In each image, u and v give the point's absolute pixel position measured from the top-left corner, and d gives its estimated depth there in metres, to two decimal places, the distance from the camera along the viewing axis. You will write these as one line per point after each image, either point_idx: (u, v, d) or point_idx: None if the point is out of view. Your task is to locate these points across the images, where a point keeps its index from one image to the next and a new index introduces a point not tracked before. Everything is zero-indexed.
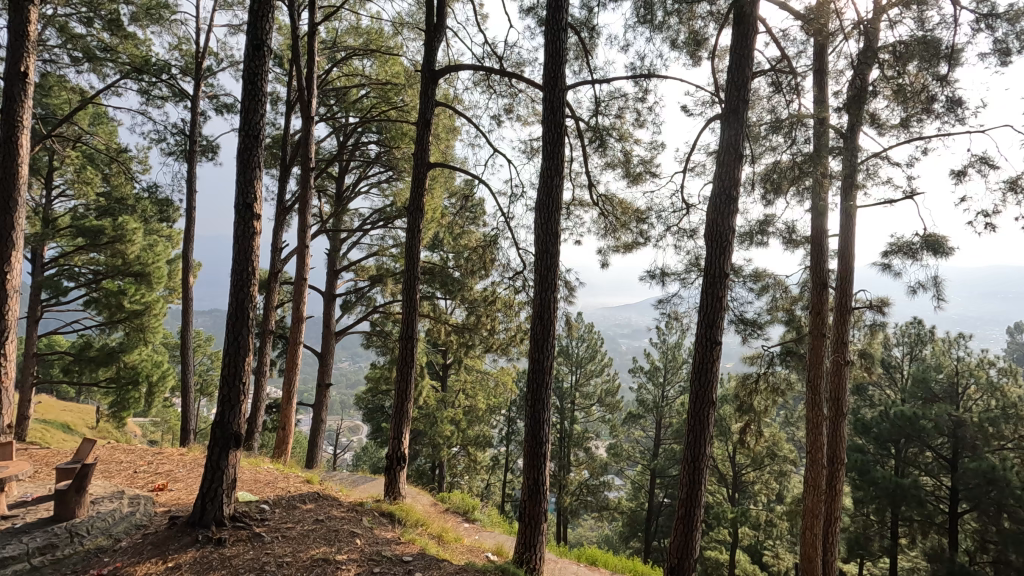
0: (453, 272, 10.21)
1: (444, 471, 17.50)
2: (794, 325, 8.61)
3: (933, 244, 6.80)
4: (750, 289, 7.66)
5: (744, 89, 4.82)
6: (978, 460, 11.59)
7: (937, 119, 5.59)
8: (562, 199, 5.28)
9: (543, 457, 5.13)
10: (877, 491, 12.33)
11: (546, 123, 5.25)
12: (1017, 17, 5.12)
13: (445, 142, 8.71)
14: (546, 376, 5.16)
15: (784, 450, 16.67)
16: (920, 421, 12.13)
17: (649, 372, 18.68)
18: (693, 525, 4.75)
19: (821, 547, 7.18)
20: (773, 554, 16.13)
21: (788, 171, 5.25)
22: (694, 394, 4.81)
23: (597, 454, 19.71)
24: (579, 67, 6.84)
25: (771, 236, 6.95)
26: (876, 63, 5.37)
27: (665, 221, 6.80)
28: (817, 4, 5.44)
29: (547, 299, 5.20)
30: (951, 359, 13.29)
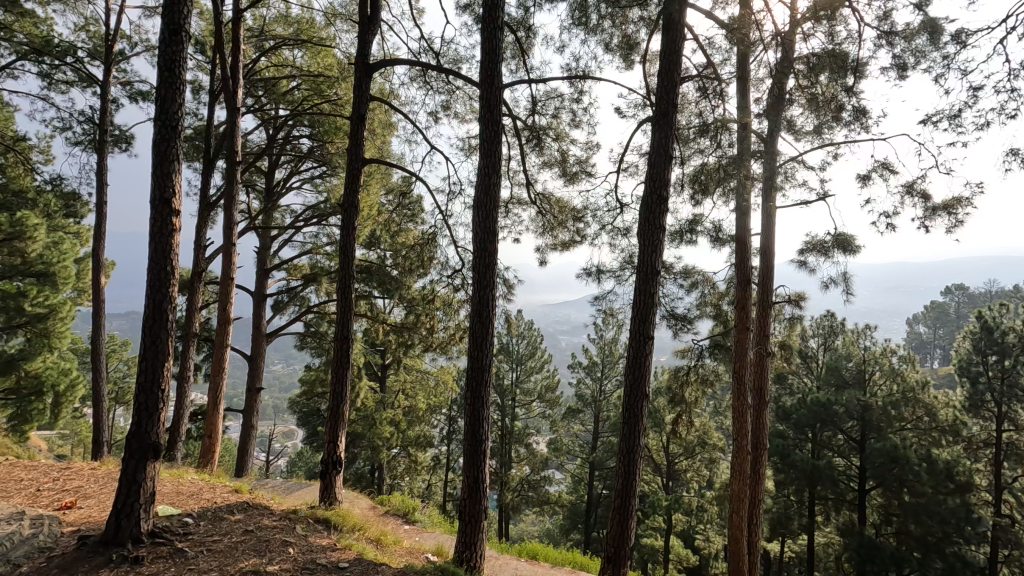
0: (391, 271, 10.02)
1: (383, 473, 17.20)
2: (721, 320, 9.06)
3: (843, 242, 7.35)
4: (681, 285, 7.99)
5: (673, 93, 5.01)
6: (883, 441, 12.69)
7: (845, 127, 6.04)
8: (500, 198, 5.30)
9: (482, 455, 5.13)
10: (796, 473, 13.25)
11: (483, 122, 5.25)
12: (912, 35, 5.60)
13: (382, 138, 8.55)
14: (484, 374, 5.17)
15: (713, 438, 17.55)
16: (833, 407, 13.20)
17: (587, 367, 19.13)
18: (629, 516, 4.90)
19: (746, 529, 7.62)
20: (704, 537, 16.92)
21: (714, 172, 5.51)
22: (629, 388, 4.96)
23: (537, 449, 20.00)
24: (516, 66, 6.89)
25: (700, 235, 7.27)
26: (792, 73, 5.73)
27: (600, 220, 6.98)
28: (739, 14, 5.74)
29: (486, 297, 5.20)
30: (859, 348, 14.42)
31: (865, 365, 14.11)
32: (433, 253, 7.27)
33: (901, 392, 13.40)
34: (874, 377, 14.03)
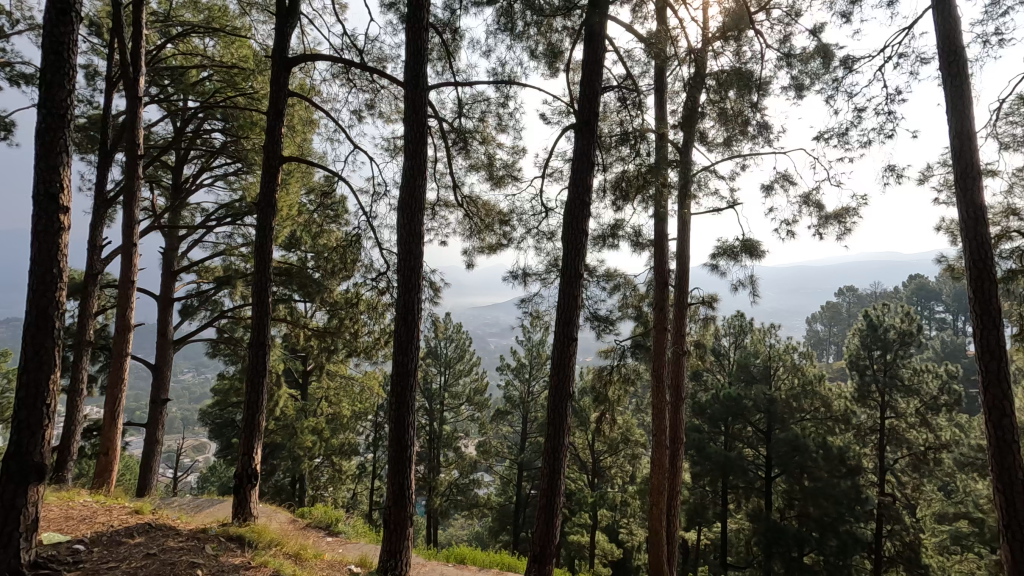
0: (313, 274, 9.62)
1: (305, 484, 16.47)
2: (641, 321, 9.42)
3: (750, 248, 7.90)
4: (603, 288, 8.27)
5: (595, 102, 5.18)
6: (786, 431, 13.73)
7: (751, 140, 6.50)
8: (426, 200, 5.24)
9: (408, 461, 5.04)
10: (711, 465, 14.06)
11: (408, 122, 5.17)
12: (807, 59, 6.13)
13: (302, 135, 8.21)
14: (411, 379, 5.08)
15: (636, 435, 18.22)
16: (743, 401, 14.26)
17: (515, 369, 19.29)
18: (554, 514, 4.98)
19: (666, 521, 7.96)
20: (628, 531, 17.54)
21: (634, 180, 5.72)
22: (554, 389, 5.06)
23: (466, 453, 19.93)
24: (442, 68, 6.85)
25: (622, 239, 7.54)
26: (705, 88, 6.08)
27: (526, 224, 7.08)
28: (656, 30, 6.02)
29: (412, 300, 5.12)
30: (765, 346, 15.51)
31: (770, 361, 15.20)
32: (357, 255, 7.07)
33: (801, 385, 14.57)
34: (778, 372, 15.16)
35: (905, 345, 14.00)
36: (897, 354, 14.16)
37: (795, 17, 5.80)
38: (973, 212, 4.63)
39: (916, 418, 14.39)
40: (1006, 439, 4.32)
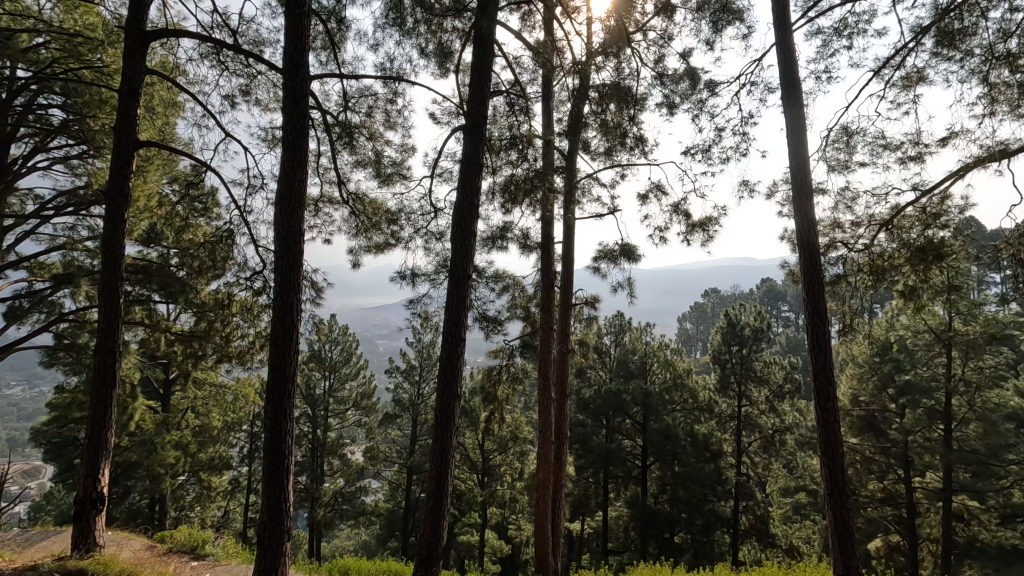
0: (177, 272, 8.71)
1: (165, 505, 14.80)
2: (529, 320, 9.66)
3: (628, 251, 8.42)
4: (492, 289, 8.38)
5: (484, 105, 5.23)
6: (660, 422, 14.85)
7: (629, 151, 6.92)
8: (307, 196, 4.97)
9: (284, 472, 4.71)
10: (594, 457, 14.80)
11: (287, 113, 4.87)
12: (677, 80, 6.68)
13: (164, 118, 7.39)
14: (289, 384, 4.78)
15: (525, 432, 18.67)
16: (623, 395, 15.23)
17: (405, 371, 18.89)
18: (442, 515, 4.93)
19: (551, 513, 8.24)
20: (517, 527, 17.92)
21: (522, 184, 5.81)
22: (442, 390, 5.02)
23: (352, 459, 19.15)
24: (326, 58, 6.54)
25: (510, 241, 7.68)
26: (588, 99, 6.38)
27: (414, 223, 6.95)
28: (544, 40, 6.22)
29: (291, 302, 4.81)
30: (642, 343, 16.64)
31: (646, 358, 16.32)
32: (229, 251, 6.49)
33: (673, 379, 15.83)
34: (653, 367, 16.34)
35: (758, 341, 15.73)
36: (751, 349, 15.87)
37: (668, 40, 6.29)
38: (807, 224, 5.33)
39: (766, 405, 16.24)
40: (832, 419, 5.04)
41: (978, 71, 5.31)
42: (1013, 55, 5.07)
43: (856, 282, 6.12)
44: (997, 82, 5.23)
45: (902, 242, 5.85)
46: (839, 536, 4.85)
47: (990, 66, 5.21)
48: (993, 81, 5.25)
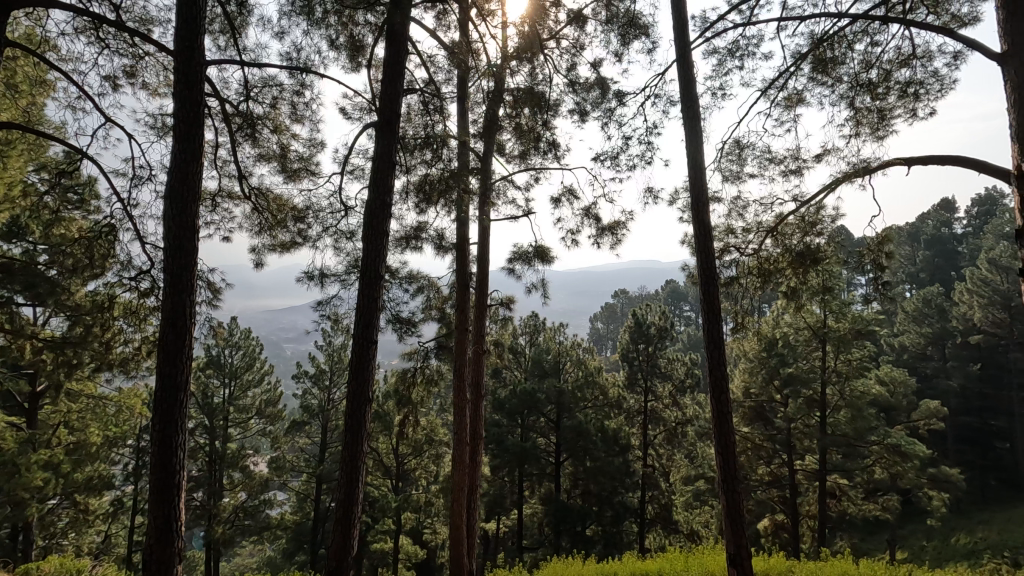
0: (47, 271, 7.76)
1: (32, 534, 13.08)
2: (444, 321, 9.59)
3: (541, 253, 8.58)
4: (406, 290, 8.19)
5: (398, 103, 5.11)
6: (573, 420, 15.32)
7: (542, 155, 7.05)
8: (202, 190, 4.61)
9: (175, 488, 4.32)
10: (510, 456, 14.97)
11: (179, 99, 4.48)
12: (589, 88, 6.91)
13: (30, 98, 6.54)
14: (180, 393, 4.40)
15: (440, 434, 18.49)
16: (537, 394, 15.53)
17: (314, 376, 18.03)
18: (352, 522, 4.74)
19: (466, 514, 8.20)
20: (432, 530, 17.70)
21: (437, 184, 5.73)
22: (352, 392, 4.83)
23: (255, 471, 18.00)
24: (225, 43, 6.10)
25: (425, 242, 7.56)
26: (503, 102, 6.43)
27: (323, 222, 6.65)
28: (459, 41, 6.18)
29: (183, 304, 4.43)
30: (556, 343, 17.06)
31: (559, 357, 16.74)
32: (110, 249, 5.92)
33: (584, 377, 16.38)
34: (566, 366, 16.78)
35: (662, 339, 16.63)
36: (656, 347, 16.74)
37: (580, 48, 6.48)
38: (703, 229, 5.73)
39: (670, 399, 17.20)
40: (725, 409, 5.43)
41: (846, 97, 5.95)
42: (874, 84, 5.76)
43: (747, 283, 6.64)
44: (861, 107, 5.91)
45: (785, 247, 6.43)
46: (731, 517, 5.26)
47: (856, 92, 5.87)
48: (858, 106, 5.92)
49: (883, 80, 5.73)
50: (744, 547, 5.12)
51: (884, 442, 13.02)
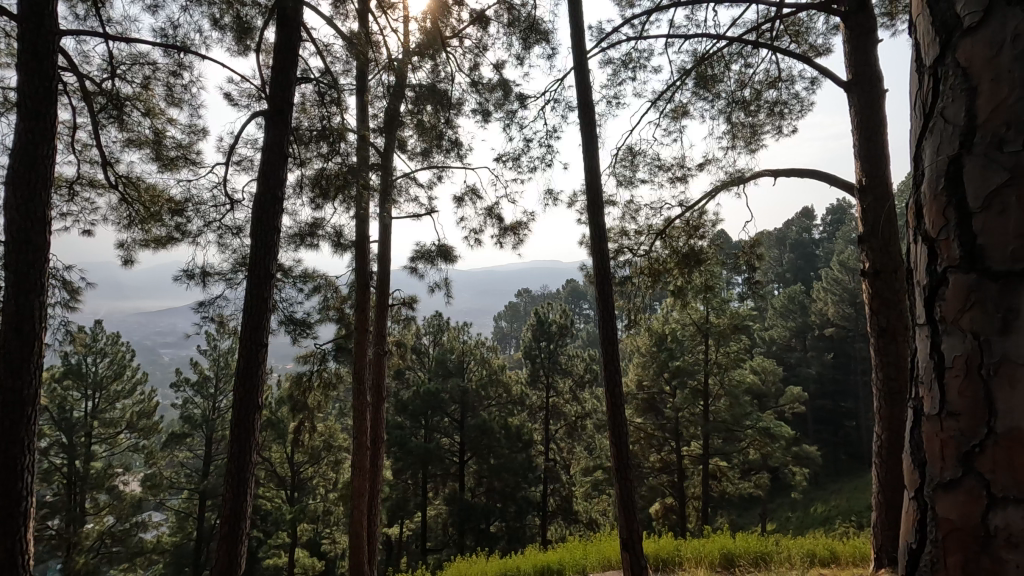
0: None
1: None
2: (343, 323, 9.20)
3: (444, 252, 8.51)
4: (301, 289, 7.75)
5: (290, 93, 4.69)
6: (476, 419, 15.45)
7: (445, 153, 6.97)
8: (56, 177, 4.05)
9: (20, 517, 3.76)
10: (413, 457, 14.73)
11: (25, 71, 3.90)
12: (492, 89, 6.96)
13: None
14: (27, 407, 3.84)
15: (339, 440, 17.75)
16: (441, 395, 15.43)
17: (196, 384, 16.52)
18: (239, 541, 4.30)
19: (367, 521, 7.93)
20: (331, 540, 16.96)
21: (333, 179, 5.44)
22: (240, 399, 4.40)
23: (125, 491, 16.17)
24: (86, 13, 5.41)
25: (321, 239, 7.20)
26: (404, 98, 6.28)
27: (205, 216, 6.12)
28: (358, 32, 5.95)
29: (30, 306, 3.86)
30: (459, 342, 17.04)
31: (463, 357, 16.75)
32: None
33: (488, 376, 16.53)
34: (470, 365, 16.79)
35: (563, 337, 17.19)
36: (557, 344, 17.26)
37: (482, 49, 6.50)
38: (599, 231, 5.99)
39: (569, 394, 17.83)
40: (619, 401, 5.71)
41: (724, 112, 6.50)
42: (747, 101, 6.35)
43: (639, 282, 7.04)
44: (737, 122, 6.48)
45: (672, 248, 6.89)
46: (624, 504, 5.55)
47: (733, 108, 6.41)
48: (735, 121, 6.48)
49: (754, 99, 6.34)
50: (636, 530, 5.41)
51: (757, 426, 14.38)
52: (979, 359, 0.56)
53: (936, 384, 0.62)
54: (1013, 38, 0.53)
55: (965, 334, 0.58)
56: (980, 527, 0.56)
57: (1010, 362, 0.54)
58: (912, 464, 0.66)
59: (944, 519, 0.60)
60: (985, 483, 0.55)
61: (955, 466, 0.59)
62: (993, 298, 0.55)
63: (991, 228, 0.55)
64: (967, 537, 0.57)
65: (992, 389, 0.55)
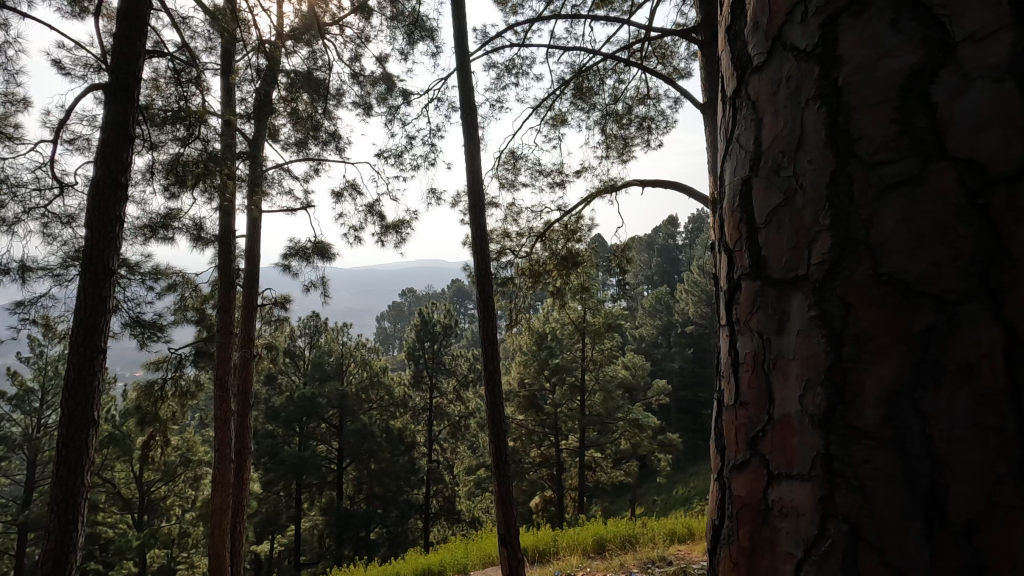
0: None
1: None
2: (204, 325, 8.35)
3: (321, 250, 8.05)
4: (151, 288, 6.90)
5: (139, 66, 3.84)
6: (356, 422, 14.87)
7: (322, 145, 6.58)
8: None
9: None
10: (285, 467, 13.80)
11: None
12: (375, 82, 6.74)
13: None
14: None
15: (200, 453, 16.08)
16: (318, 399, 14.60)
17: (15, 399, 13.99)
18: None
19: (230, 541, 7.24)
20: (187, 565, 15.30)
21: (192, 166, 4.88)
22: (66, 417, 3.60)
23: None
24: None
25: (177, 232, 6.46)
26: (277, 84, 5.85)
27: (26, 202, 5.21)
28: (224, 7, 5.42)
29: None
30: (339, 344, 16.23)
31: (342, 359, 15.95)
32: None
33: (369, 378, 15.96)
34: (350, 367, 16.09)
35: (447, 336, 17.13)
36: (441, 344, 17.14)
37: (364, 40, 6.26)
38: (480, 233, 6.04)
39: (453, 394, 17.80)
40: (498, 400, 5.79)
41: (600, 123, 6.88)
42: (620, 115, 6.79)
43: (520, 282, 7.20)
44: (610, 134, 6.90)
45: (551, 250, 7.15)
46: (502, 500, 5.64)
47: (607, 120, 6.82)
48: (608, 132, 6.89)
49: (626, 113, 6.80)
50: (513, 525, 5.52)
51: (627, 417, 15.35)
52: (761, 355, 0.65)
53: (733, 378, 0.71)
54: (786, 83, 0.62)
55: (752, 334, 0.67)
56: (761, 500, 0.65)
57: (783, 357, 0.63)
58: (715, 447, 0.75)
59: (738, 495, 0.69)
60: (766, 462, 0.64)
61: (746, 449, 0.67)
62: (772, 301, 0.64)
63: (772, 241, 0.64)
64: (752, 509, 0.66)
65: (769, 382, 0.64)
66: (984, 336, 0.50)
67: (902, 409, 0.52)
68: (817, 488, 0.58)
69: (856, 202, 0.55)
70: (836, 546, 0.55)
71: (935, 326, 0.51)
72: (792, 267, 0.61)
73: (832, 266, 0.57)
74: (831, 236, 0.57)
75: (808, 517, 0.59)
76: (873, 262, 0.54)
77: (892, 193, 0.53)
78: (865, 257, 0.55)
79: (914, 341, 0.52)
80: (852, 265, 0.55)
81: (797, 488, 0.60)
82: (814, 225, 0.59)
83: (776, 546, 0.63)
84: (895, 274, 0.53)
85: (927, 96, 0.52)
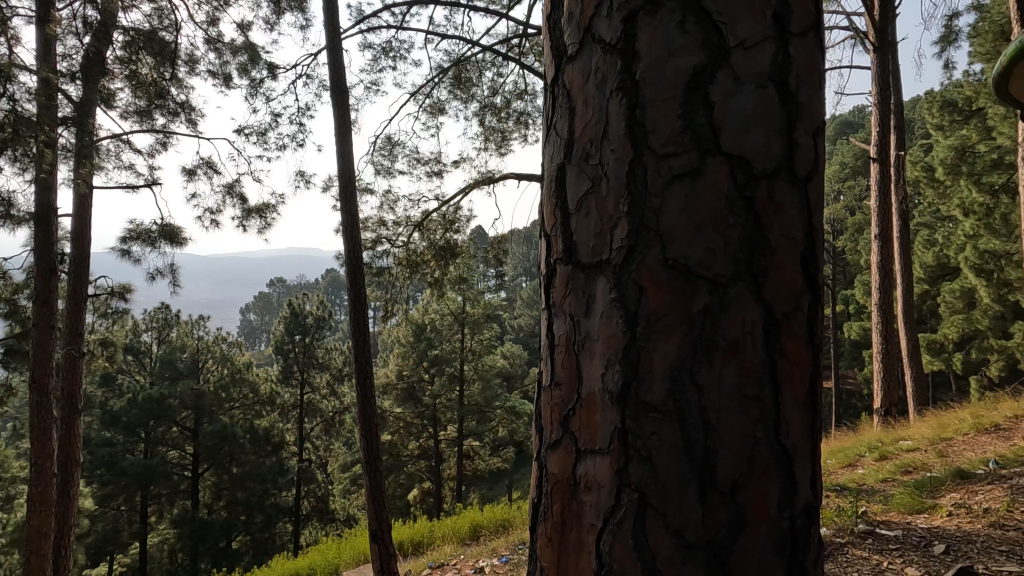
0: None
1: None
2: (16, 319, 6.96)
3: (169, 233, 7.17)
4: None
5: None
6: (214, 423, 13.55)
7: (169, 115, 5.80)
8: None
9: None
10: (126, 479, 12.25)
11: None
12: (235, 51, 6.11)
13: None
14: None
15: (13, 470, 13.65)
16: (168, 401, 13.10)
17: None
18: None
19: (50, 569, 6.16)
20: None
21: None
22: None
23: None
24: None
25: None
26: (112, 41, 5.06)
27: None
28: None
29: None
30: (193, 339, 14.63)
31: (198, 355, 14.46)
32: None
33: (230, 375, 14.66)
34: (206, 364, 14.57)
35: (319, 329, 16.20)
36: (313, 338, 16.18)
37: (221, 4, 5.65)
38: (351, 219, 5.75)
39: (326, 390, 16.91)
40: (370, 392, 5.55)
41: (479, 115, 6.88)
42: (497, 108, 6.85)
43: (397, 273, 7.00)
44: (489, 126, 6.94)
45: (429, 241, 7.02)
46: (374, 495, 5.44)
47: (485, 112, 6.84)
48: (487, 125, 6.93)
49: (504, 106, 6.87)
50: (385, 520, 5.33)
51: (505, 405, 15.64)
52: (573, 337, 0.67)
53: (550, 360, 0.72)
54: (593, 73, 0.64)
55: (566, 317, 0.69)
56: (571, 477, 0.67)
57: (591, 338, 0.65)
58: (533, 428, 0.76)
59: (552, 473, 0.70)
60: (575, 441, 0.66)
61: (558, 428, 0.69)
62: (581, 283, 0.66)
63: (582, 226, 0.65)
64: (565, 486, 0.68)
65: (580, 363, 0.66)
66: (747, 316, 0.57)
67: (683, 382, 0.57)
68: (615, 460, 0.60)
69: (649, 189, 0.59)
70: (629, 513, 0.59)
71: (709, 307, 0.57)
72: (598, 253, 0.63)
73: (630, 250, 0.60)
74: (628, 222, 0.60)
75: (606, 489, 0.62)
76: (662, 246, 0.58)
77: (676, 183, 0.57)
78: (656, 242, 0.58)
79: (692, 320, 0.57)
80: (644, 249, 0.59)
81: (599, 463, 0.63)
82: (616, 211, 0.61)
83: (583, 521, 0.65)
84: (680, 258, 0.57)
85: (704, 95, 0.57)
